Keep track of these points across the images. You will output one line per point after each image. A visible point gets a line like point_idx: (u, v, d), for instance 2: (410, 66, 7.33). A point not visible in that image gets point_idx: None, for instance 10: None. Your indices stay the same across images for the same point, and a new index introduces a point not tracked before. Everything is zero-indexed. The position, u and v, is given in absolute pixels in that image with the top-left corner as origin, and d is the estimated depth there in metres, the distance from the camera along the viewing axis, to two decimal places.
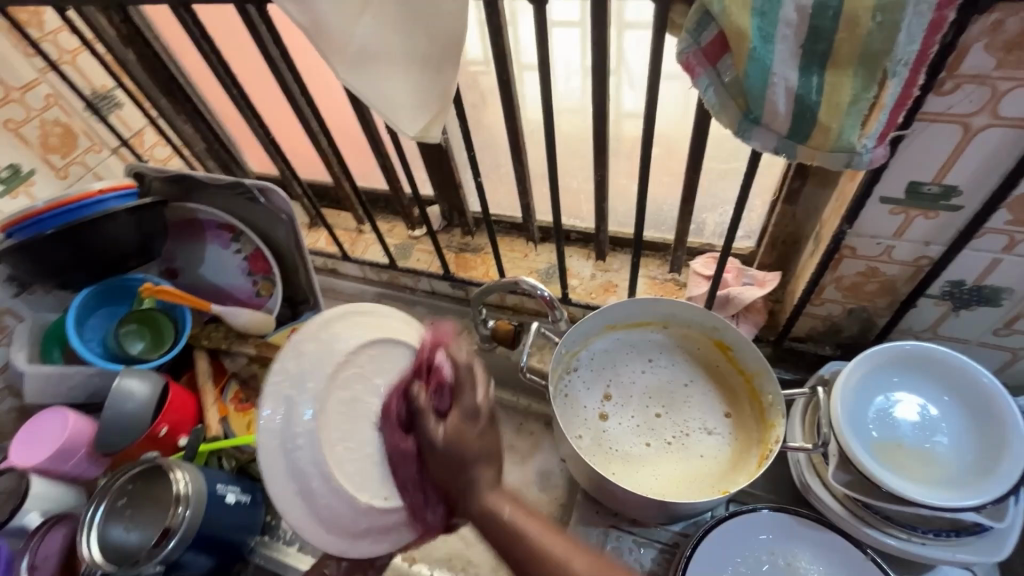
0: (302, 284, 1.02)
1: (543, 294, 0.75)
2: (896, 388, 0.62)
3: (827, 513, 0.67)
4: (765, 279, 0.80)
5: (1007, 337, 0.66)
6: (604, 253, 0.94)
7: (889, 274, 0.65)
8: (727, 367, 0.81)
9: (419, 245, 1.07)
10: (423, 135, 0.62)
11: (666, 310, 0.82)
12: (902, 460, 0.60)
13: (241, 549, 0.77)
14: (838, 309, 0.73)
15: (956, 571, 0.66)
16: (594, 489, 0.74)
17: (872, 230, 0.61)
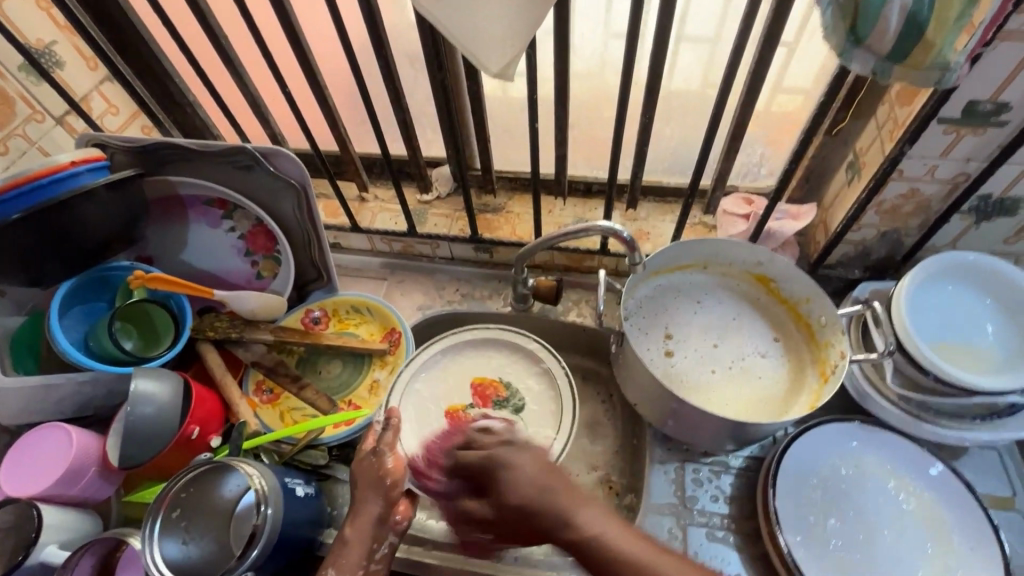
0: (314, 261, 0.93)
1: (623, 235, 0.74)
2: (944, 294, 0.69)
3: (886, 418, 0.73)
4: (800, 212, 0.84)
5: (1014, 244, 0.76)
6: (635, 202, 0.94)
7: (927, 193, 0.71)
8: (768, 299, 0.85)
9: (434, 210, 1.01)
10: (503, 73, 0.57)
11: (710, 249, 0.84)
12: (958, 357, 0.67)
13: (312, 546, 0.71)
14: (873, 234, 0.78)
15: (985, 451, 0.76)
16: (673, 425, 0.75)
17: (922, 152, 0.66)
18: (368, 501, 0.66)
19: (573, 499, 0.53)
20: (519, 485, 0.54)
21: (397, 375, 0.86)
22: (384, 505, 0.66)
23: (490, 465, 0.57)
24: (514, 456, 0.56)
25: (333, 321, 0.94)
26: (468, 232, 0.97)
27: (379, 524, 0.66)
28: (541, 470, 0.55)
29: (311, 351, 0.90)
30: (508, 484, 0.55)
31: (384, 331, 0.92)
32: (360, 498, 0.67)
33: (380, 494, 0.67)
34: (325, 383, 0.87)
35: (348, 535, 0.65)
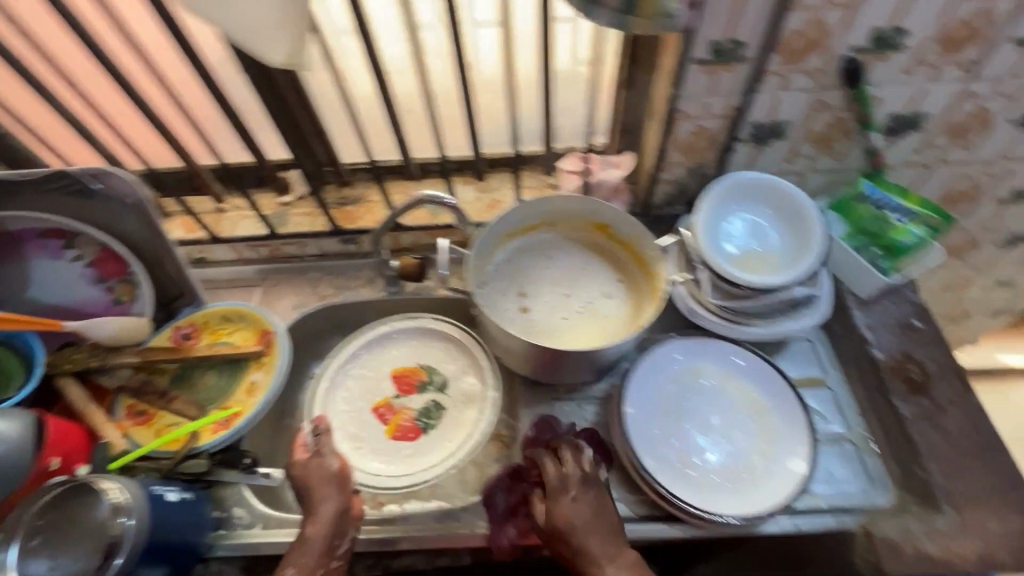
0: (174, 277, 0.93)
1: (447, 201, 0.80)
2: (736, 213, 0.80)
3: (711, 327, 0.83)
4: (623, 160, 0.92)
5: (795, 162, 0.88)
6: (482, 174, 1.00)
7: (710, 128, 0.81)
8: (610, 244, 0.94)
9: (295, 210, 1.02)
10: (290, 62, 0.61)
11: (552, 207, 0.92)
12: (752, 263, 0.78)
13: (198, 550, 0.71)
14: (682, 170, 0.89)
15: (799, 343, 0.88)
16: (533, 368, 0.83)
17: (692, 91, 0.76)
18: (325, 500, 0.71)
19: (606, 547, 0.66)
20: (575, 515, 0.67)
21: (273, 372, 0.88)
22: (343, 500, 0.71)
23: (564, 486, 0.69)
24: (571, 480, 0.70)
25: (205, 333, 0.94)
26: (329, 226, 0.99)
27: (340, 517, 0.70)
28: (597, 514, 0.68)
29: (184, 365, 0.89)
30: (565, 509, 0.67)
31: (258, 333, 0.93)
32: (315, 498, 0.71)
33: (333, 489, 0.71)
34: (202, 393, 0.87)
35: (309, 533, 0.68)
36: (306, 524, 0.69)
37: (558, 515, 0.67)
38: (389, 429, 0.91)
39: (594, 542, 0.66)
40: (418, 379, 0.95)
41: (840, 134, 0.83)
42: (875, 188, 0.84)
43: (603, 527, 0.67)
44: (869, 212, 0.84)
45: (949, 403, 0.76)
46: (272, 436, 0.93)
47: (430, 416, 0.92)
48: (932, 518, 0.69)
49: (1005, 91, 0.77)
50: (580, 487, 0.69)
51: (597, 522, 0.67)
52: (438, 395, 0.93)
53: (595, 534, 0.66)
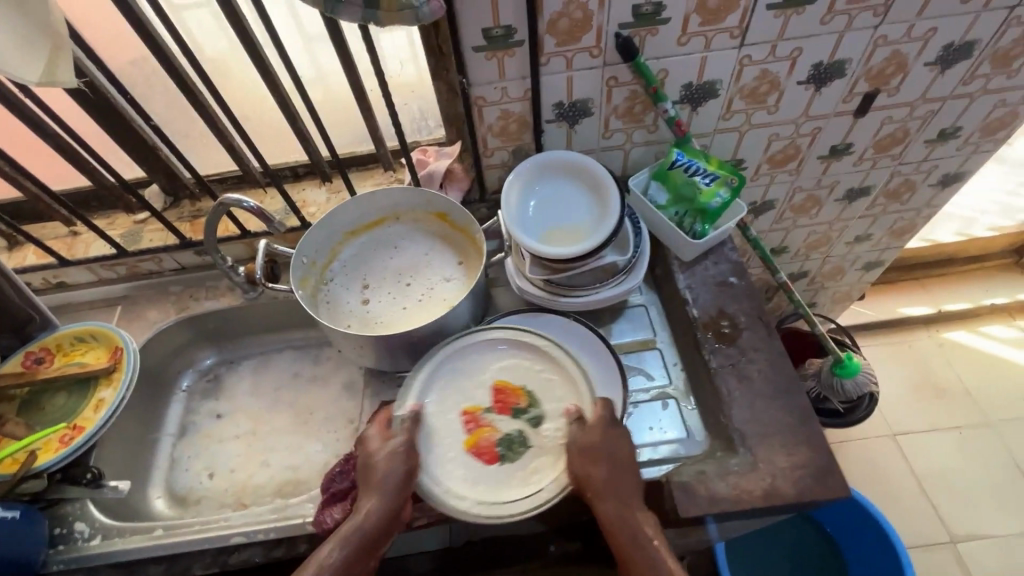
0: (19, 303, 0.93)
1: (249, 204, 0.81)
2: (543, 191, 0.84)
3: (539, 302, 0.87)
4: (455, 148, 0.95)
5: (612, 138, 0.92)
6: (329, 176, 1.02)
7: (516, 111, 0.85)
8: (451, 231, 0.97)
9: (149, 227, 1.04)
10: (52, 78, 0.59)
11: (389, 201, 0.95)
12: (559, 236, 0.82)
13: (29, 563, 0.73)
14: (506, 154, 0.92)
15: (635, 310, 0.92)
16: (369, 357, 0.86)
17: (484, 78, 0.79)
18: (380, 498, 0.67)
19: (620, 487, 0.68)
20: (606, 447, 0.69)
21: (119, 385, 0.89)
22: (399, 503, 0.68)
23: (607, 423, 0.71)
24: (604, 420, 0.71)
25: (58, 356, 0.95)
26: (179, 240, 1.01)
27: (398, 504, 0.67)
28: (622, 454, 0.70)
29: (33, 388, 0.90)
30: (592, 436, 0.70)
31: (110, 350, 0.94)
32: (377, 481, 0.68)
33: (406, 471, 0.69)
34: (51, 413, 0.88)
35: (369, 510, 0.67)
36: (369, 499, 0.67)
37: (614, 450, 0.69)
38: (468, 441, 0.73)
39: (611, 479, 0.68)
40: (517, 402, 0.75)
41: (643, 107, 0.87)
42: (683, 155, 0.88)
43: (621, 470, 0.69)
44: (683, 178, 0.88)
45: (755, 351, 0.81)
46: (137, 448, 0.95)
47: (513, 450, 0.72)
48: (728, 460, 0.74)
49: (782, 53, 0.82)
50: (615, 426, 0.72)
51: (617, 461, 0.69)
52: (529, 432, 0.74)
53: (607, 464, 0.69)
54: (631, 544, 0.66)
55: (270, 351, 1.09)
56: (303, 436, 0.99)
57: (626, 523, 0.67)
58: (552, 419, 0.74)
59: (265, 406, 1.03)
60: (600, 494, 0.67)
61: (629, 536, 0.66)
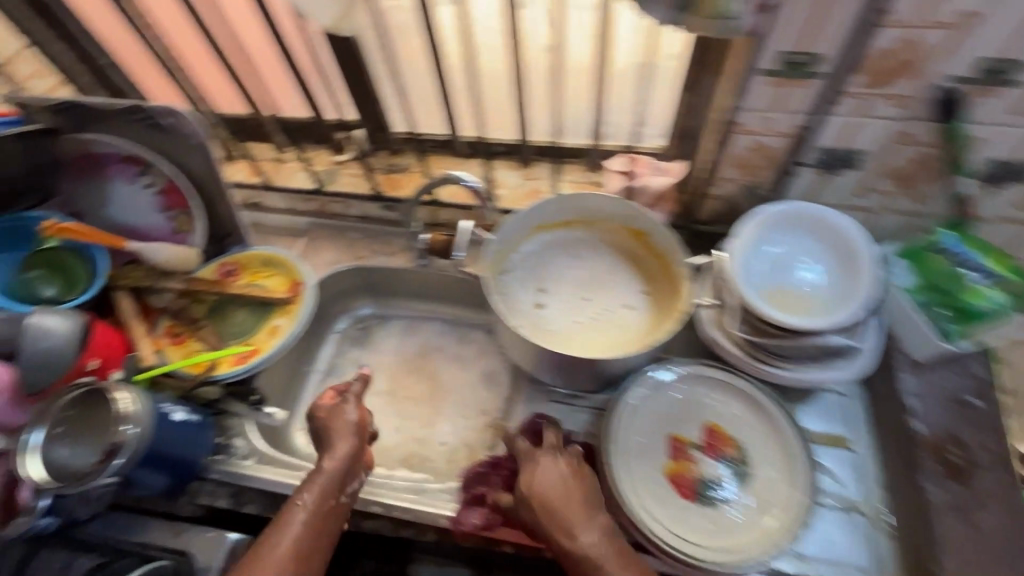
0: (226, 216, 1.00)
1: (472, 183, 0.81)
2: (784, 241, 0.73)
3: (732, 361, 0.77)
4: (674, 167, 0.87)
5: (865, 198, 0.79)
6: (528, 161, 0.99)
7: (772, 146, 0.74)
8: (644, 254, 0.89)
9: (345, 169, 1.07)
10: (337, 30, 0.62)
11: (589, 205, 0.89)
12: (787, 300, 0.72)
13: (195, 467, 0.77)
14: (734, 187, 0.82)
15: (831, 397, 0.80)
16: (533, 364, 0.82)
17: (755, 104, 0.70)
18: (342, 439, 0.73)
19: (584, 514, 0.63)
20: (552, 476, 0.67)
21: (294, 318, 0.93)
22: (359, 441, 0.74)
23: (531, 458, 0.70)
24: (552, 455, 0.70)
25: (246, 273, 1.01)
26: (373, 189, 1.04)
27: (353, 457, 0.73)
28: (571, 488, 0.66)
29: (220, 300, 0.97)
30: (535, 475, 0.67)
31: (290, 282, 0.98)
32: (335, 439, 0.73)
33: (353, 433, 0.74)
34: (232, 327, 0.95)
35: (326, 466, 0.71)
36: (324, 459, 0.72)
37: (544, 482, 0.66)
38: (670, 466, 0.73)
39: (566, 507, 0.64)
40: (726, 450, 0.74)
41: (924, 174, 0.73)
42: (960, 243, 0.72)
43: (576, 495, 0.66)
44: (945, 267, 0.73)
45: (989, 496, 0.68)
46: (290, 376, 1.00)
47: (712, 494, 0.71)
48: None
49: None
50: (553, 458, 0.69)
51: (571, 493, 0.65)
52: (733, 484, 0.72)
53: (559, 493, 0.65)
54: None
55: (420, 316, 1.09)
56: (437, 411, 0.99)
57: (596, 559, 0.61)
58: (762, 482, 0.72)
59: (407, 370, 1.04)
60: (555, 530, 0.63)
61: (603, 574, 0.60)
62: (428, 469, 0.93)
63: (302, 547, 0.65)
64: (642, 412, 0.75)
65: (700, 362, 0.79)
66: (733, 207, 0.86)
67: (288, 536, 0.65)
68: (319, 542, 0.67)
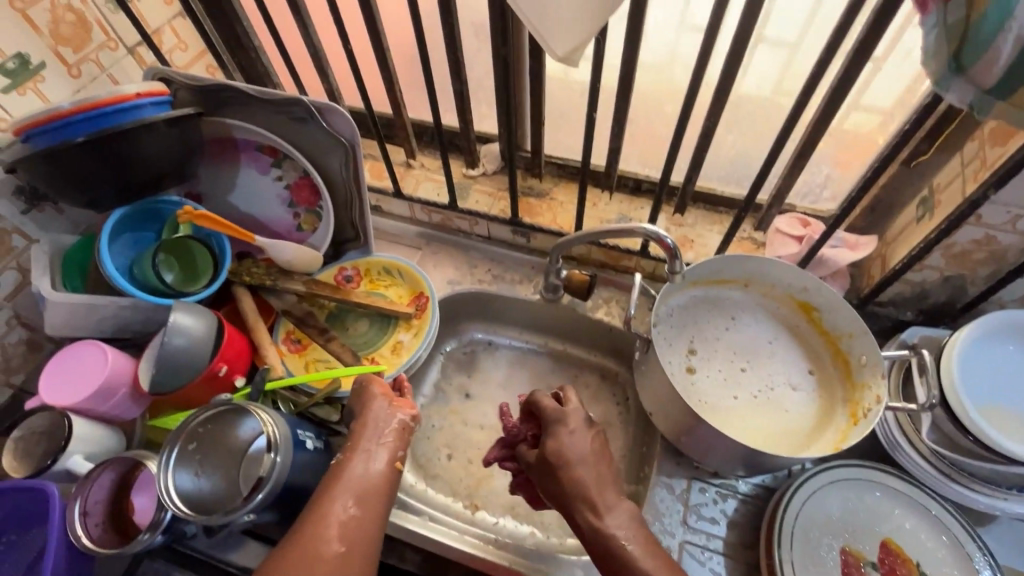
0: (353, 221, 0.94)
1: (665, 239, 0.71)
2: (1005, 353, 0.65)
3: (917, 472, 0.70)
4: (854, 240, 0.80)
5: None
6: (684, 208, 0.90)
7: (1004, 243, 0.66)
8: (808, 329, 0.81)
9: (477, 186, 1.00)
10: (567, 61, 0.55)
11: (756, 268, 0.81)
12: (1006, 423, 0.64)
13: None
14: (934, 277, 0.73)
15: (1015, 525, 0.71)
16: (682, 438, 0.74)
17: (1007, 198, 0.61)
18: (370, 401, 0.67)
19: (610, 491, 0.61)
20: (579, 447, 0.64)
21: (419, 336, 0.89)
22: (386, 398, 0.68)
23: (562, 423, 0.65)
24: (585, 426, 0.66)
25: (364, 280, 0.97)
26: (509, 214, 0.96)
27: (386, 417, 0.66)
28: (597, 456, 0.64)
29: (340, 308, 0.95)
30: (565, 443, 0.64)
31: (411, 296, 0.94)
32: (359, 407, 0.68)
33: (375, 395, 0.68)
34: (353, 338, 0.92)
35: (357, 431, 0.65)
36: (354, 427, 0.66)
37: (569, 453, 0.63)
38: None
39: (592, 480, 0.61)
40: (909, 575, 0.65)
41: None
42: None
43: (602, 467, 0.63)
44: None
45: None
46: None
47: None
48: None
49: None
50: (582, 426, 0.66)
51: (598, 467, 0.63)
52: None
53: (583, 465, 0.62)
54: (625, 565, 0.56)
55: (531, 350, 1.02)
56: None
57: (613, 537, 0.58)
58: None
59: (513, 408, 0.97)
60: (575, 498, 0.61)
61: (621, 556, 0.57)
62: (536, 523, 0.86)
63: (352, 516, 0.58)
64: (812, 518, 0.68)
65: (880, 466, 0.71)
66: (925, 296, 0.77)
67: (339, 501, 0.58)
68: (373, 507, 0.60)
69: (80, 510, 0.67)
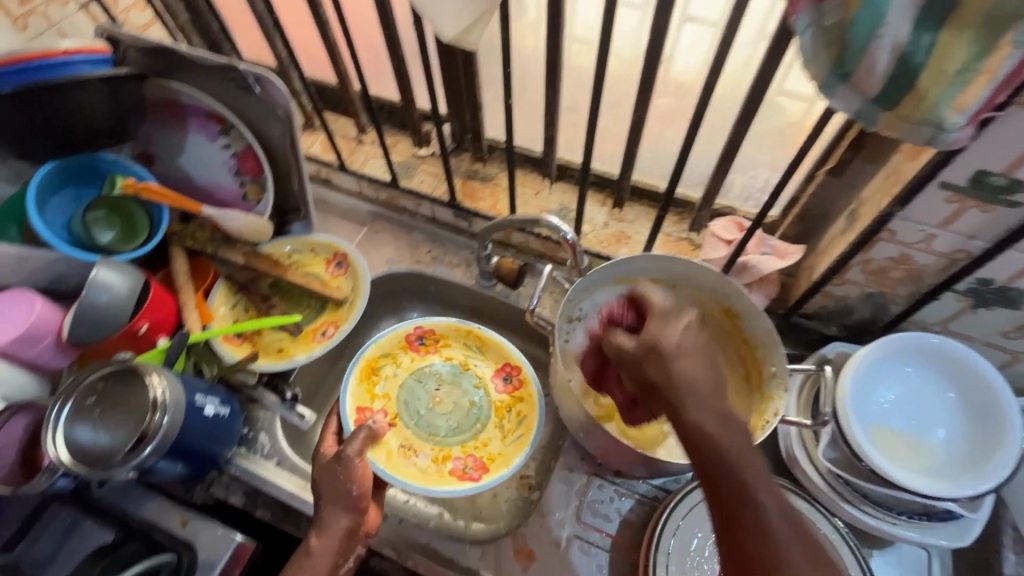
0: (295, 193, 0.95)
1: (566, 235, 0.71)
2: (903, 376, 0.65)
3: (809, 486, 0.68)
4: (785, 250, 0.77)
5: (1014, 340, 0.67)
6: (622, 202, 0.89)
7: (920, 263, 0.63)
8: (732, 334, 0.79)
9: (423, 166, 0.99)
10: (459, 41, 0.54)
11: (680, 269, 0.77)
12: (895, 446, 0.63)
13: (215, 460, 0.75)
14: (855, 292, 0.71)
15: (913, 552, 0.69)
16: (583, 436, 0.74)
17: (918, 216, 0.59)
18: (336, 514, 0.64)
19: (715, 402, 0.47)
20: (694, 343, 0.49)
21: (424, 476, 0.81)
22: (356, 518, 0.64)
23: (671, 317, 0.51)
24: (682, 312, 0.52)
25: (510, 398, 0.87)
26: (448, 196, 0.95)
27: (348, 536, 0.64)
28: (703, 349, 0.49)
29: (466, 378, 0.90)
30: (677, 344, 0.49)
31: (483, 458, 0.83)
32: (324, 511, 0.64)
33: (345, 507, 0.64)
34: (430, 396, 0.89)
35: (314, 547, 0.62)
36: (311, 535, 0.63)
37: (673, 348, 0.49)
38: None
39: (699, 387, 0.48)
40: None
41: None
42: None
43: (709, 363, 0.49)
44: None
45: None
46: (327, 370, 0.96)
47: None
48: None
49: None
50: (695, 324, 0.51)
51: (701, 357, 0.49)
52: None
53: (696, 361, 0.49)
54: (732, 480, 0.45)
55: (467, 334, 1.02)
56: None
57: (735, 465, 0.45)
58: None
59: None
60: (686, 396, 0.47)
61: (728, 466, 0.45)
62: (446, 505, 0.87)
63: None
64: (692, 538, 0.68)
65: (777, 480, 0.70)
66: (848, 312, 0.75)
67: None
68: None
69: None
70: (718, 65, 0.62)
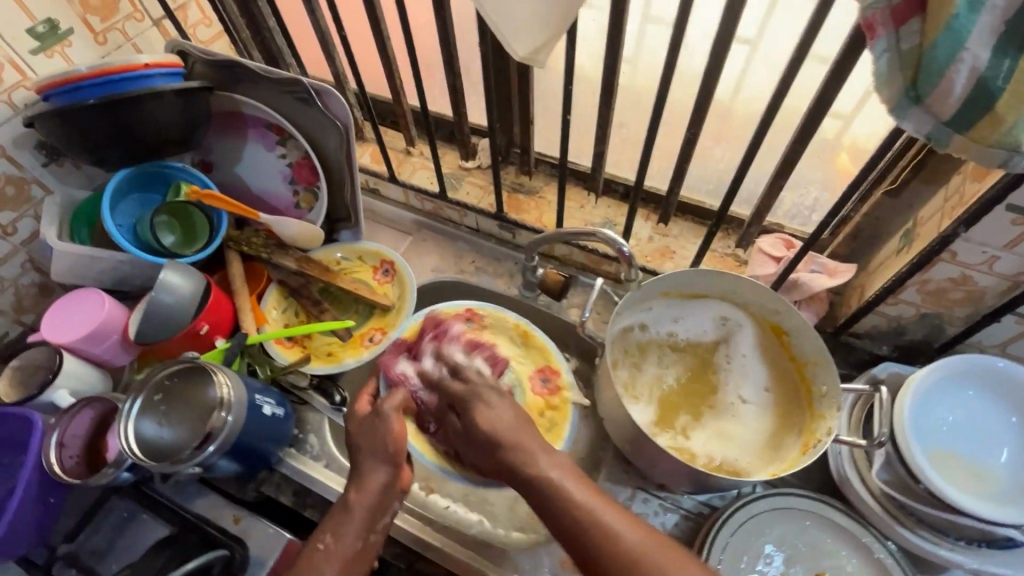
0: (346, 202, 0.98)
1: (622, 249, 0.72)
2: (962, 399, 0.65)
3: (862, 508, 0.68)
4: (836, 267, 0.77)
5: None
6: (668, 218, 0.90)
7: (980, 284, 0.63)
8: (779, 351, 0.79)
9: (470, 178, 1.02)
10: (530, 59, 0.56)
11: (729, 285, 0.78)
12: (956, 470, 0.63)
13: (268, 459, 0.77)
14: (910, 313, 0.71)
15: None
16: (628, 448, 0.74)
17: (982, 237, 0.58)
18: (374, 467, 0.64)
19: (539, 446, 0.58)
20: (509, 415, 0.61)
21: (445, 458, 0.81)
22: (393, 473, 0.64)
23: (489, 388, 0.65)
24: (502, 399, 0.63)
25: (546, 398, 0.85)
26: (495, 208, 0.97)
27: (384, 491, 0.63)
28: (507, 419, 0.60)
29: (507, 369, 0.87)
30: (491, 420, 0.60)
31: None
32: (362, 467, 0.64)
33: (382, 462, 0.64)
34: None
35: (352, 500, 0.62)
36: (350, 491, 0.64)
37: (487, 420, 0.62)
38: None
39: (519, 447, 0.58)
40: None
41: None
42: None
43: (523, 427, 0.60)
44: None
45: None
46: None
47: None
48: None
49: None
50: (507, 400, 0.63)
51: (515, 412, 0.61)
52: None
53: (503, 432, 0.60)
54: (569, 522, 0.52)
55: None
56: None
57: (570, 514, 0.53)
58: None
59: None
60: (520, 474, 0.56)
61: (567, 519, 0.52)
62: None
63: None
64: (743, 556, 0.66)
65: (829, 500, 0.69)
66: (901, 332, 0.74)
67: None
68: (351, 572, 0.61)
69: (57, 441, 0.73)
70: (778, 86, 0.63)
